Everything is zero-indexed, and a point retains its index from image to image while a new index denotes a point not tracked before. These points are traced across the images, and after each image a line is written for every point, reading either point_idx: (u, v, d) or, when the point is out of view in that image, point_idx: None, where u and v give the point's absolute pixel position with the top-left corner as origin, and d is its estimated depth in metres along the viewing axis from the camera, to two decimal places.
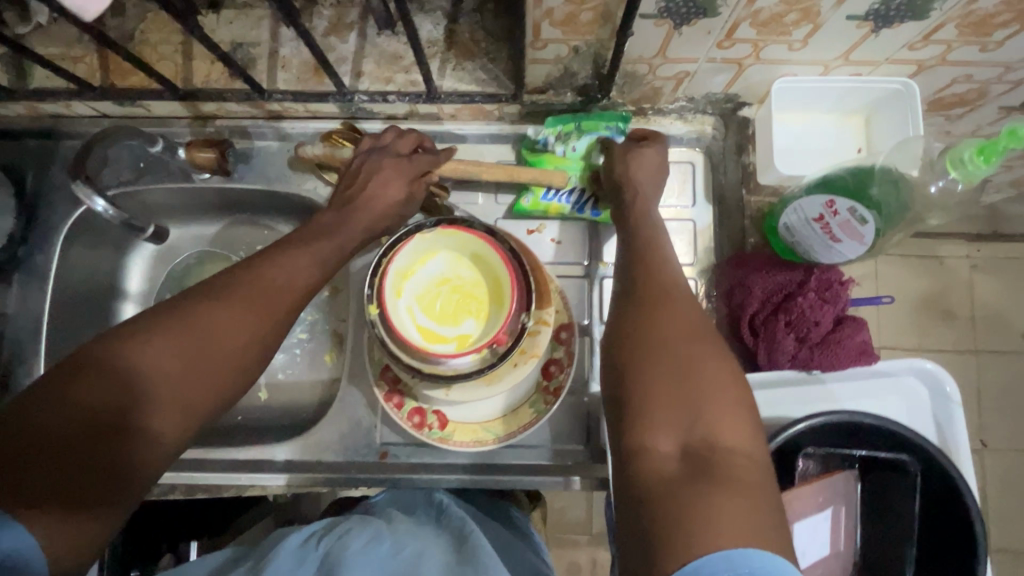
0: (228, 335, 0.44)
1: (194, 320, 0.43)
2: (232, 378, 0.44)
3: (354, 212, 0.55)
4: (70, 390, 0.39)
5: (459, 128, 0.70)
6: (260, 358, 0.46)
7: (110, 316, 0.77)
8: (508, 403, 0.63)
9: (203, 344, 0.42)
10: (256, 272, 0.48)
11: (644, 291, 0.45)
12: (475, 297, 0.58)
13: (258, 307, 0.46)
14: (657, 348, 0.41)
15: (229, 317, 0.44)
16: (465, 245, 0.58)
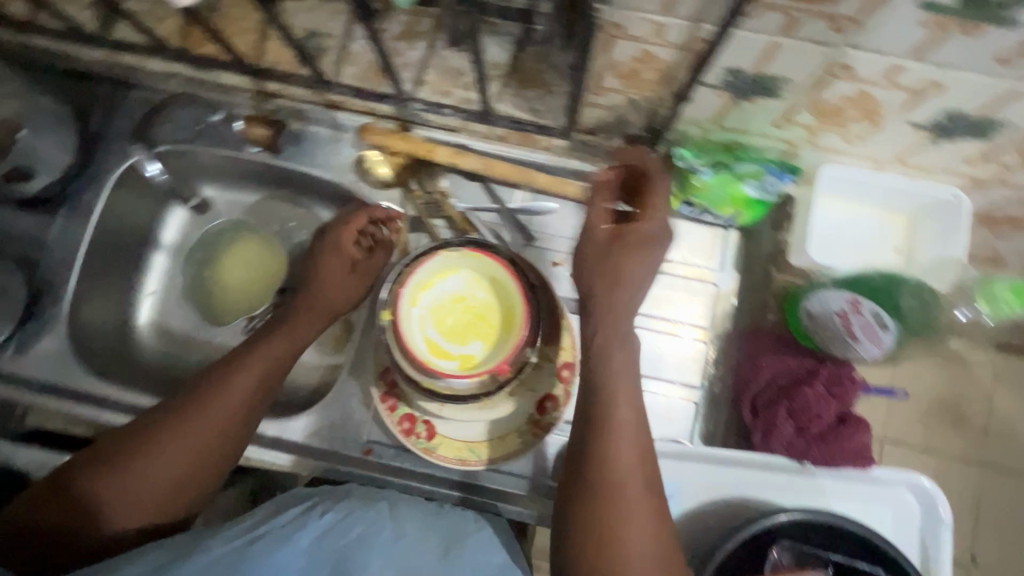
0: (220, 408, 0.57)
1: (177, 423, 0.56)
2: (223, 450, 0.57)
3: (306, 303, 0.65)
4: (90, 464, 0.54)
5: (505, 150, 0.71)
6: (225, 456, 0.57)
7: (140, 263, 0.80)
8: (496, 428, 0.64)
9: (176, 440, 0.55)
10: (220, 376, 0.59)
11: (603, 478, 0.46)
12: (485, 320, 0.59)
13: (216, 416, 0.56)
14: (599, 494, 0.46)
15: (224, 396, 0.57)
16: (486, 269, 0.59)
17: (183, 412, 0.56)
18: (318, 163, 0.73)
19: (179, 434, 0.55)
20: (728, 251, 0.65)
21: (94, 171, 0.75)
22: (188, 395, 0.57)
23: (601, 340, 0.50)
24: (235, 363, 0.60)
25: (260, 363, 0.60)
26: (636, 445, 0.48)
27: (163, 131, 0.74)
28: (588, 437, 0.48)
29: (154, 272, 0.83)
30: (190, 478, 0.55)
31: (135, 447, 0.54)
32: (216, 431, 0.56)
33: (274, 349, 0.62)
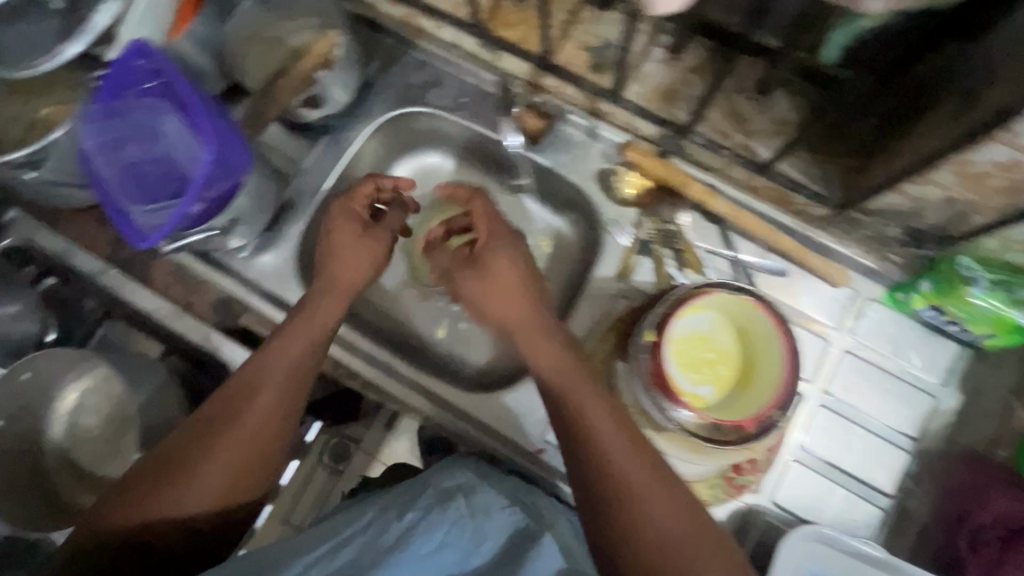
0: (259, 405, 0.56)
1: (216, 429, 0.54)
2: (274, 440, 0.56)
3: (325, 274, 0.65)
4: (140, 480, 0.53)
5: (752, 204, 0.71)
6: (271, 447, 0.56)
7: None
8: (692, 475, 0.61)
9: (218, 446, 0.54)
10: (250, 372, 0.57)
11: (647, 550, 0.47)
12: (721, 366, 0.58)
13: (256, 416, 0.55)
14: (615, 493, 0.49)
15: (263, 398, 0.56)
16: (741, 319, 0.59)
17: (226, 416, 0.55)
18: (565, 165, 0.75)
19: (226, 440, 0.54)
20: (948, 369, 0.68)
21: (359, 115, 0.80)
22: (226, 397, 0.56)
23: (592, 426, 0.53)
24: (268, 353, 0.59)
25: (304, 352, 0.60)
26: (655, 468, 0.50)
27: (431, 95, 0.80)
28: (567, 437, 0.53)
29: None
30: (249, 475, 0.55)
31: (193, 454, 0.54)
32: (257, 437, 0.55)
33: (298, 322, 0.61)
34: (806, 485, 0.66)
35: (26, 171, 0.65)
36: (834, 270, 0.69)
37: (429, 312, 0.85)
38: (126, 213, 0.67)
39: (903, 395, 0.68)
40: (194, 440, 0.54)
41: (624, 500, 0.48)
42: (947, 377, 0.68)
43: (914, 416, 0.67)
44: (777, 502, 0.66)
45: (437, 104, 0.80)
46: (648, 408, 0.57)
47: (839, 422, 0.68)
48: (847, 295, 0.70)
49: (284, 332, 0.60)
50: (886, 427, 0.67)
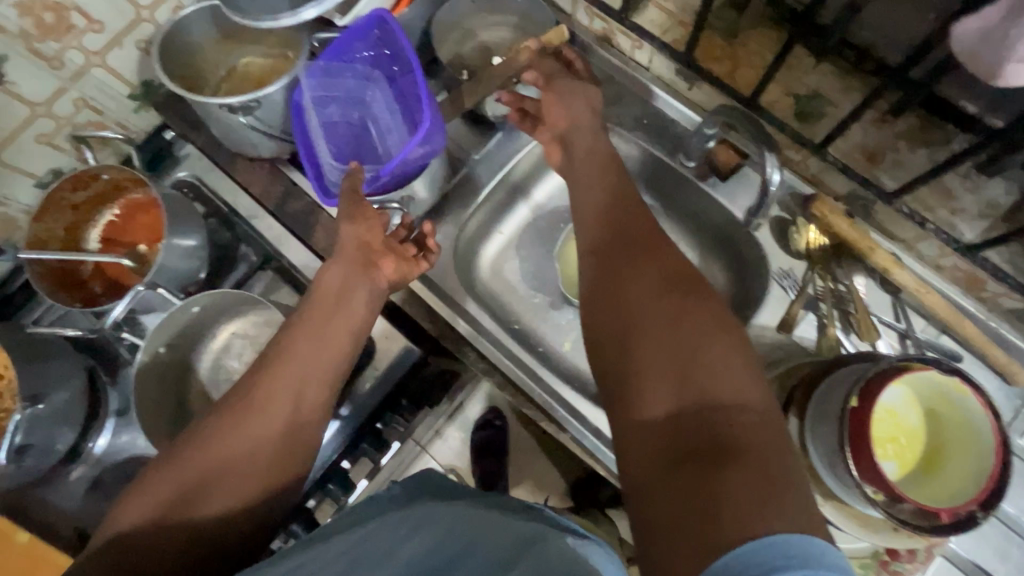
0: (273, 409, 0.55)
1: (236, 418, 0.55)
2: (296, 438, 0.56)
3: (338, 269, 0.65)
4: (155, 491, 0.50)
5: (937, 282, 0.68)
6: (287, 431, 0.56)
7: (512, 204, 0.88)
8: (846, 549, 0.59)
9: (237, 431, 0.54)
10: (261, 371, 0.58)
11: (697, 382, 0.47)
12: (908, 445, 0.56)
13: (281, 395, 0.56)
14: (670, 368, 0.48)
15: (273, 388, 0.56)
16: (947, 404, 0.55)
17: (225, 434, 0.53)
18: (740, 205, 0.75)
19: (234, 447, 0.53)
20: None
21: None
22: (230, 413, 0.55)
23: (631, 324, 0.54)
24: (286, 349, 0.59)
25: (320, 349, 0.60)
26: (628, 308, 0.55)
27: (612, 111, 0.80)
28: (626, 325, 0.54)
29: (514, 219, 0.88)
30: (263, 479, 0.53)
31: (197, 485, 0.51)
32: (276, 429, 0.55)
33: (323, 314, 0.62)
34: None
35: (237, 114, 0.68)
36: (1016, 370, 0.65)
37: (560, 322, 0.85)
38: (320, 166, 0.71)
39: None
40: (204, 443, 0.53)
41: (701, 407, 0.45)
42: None
43: None
44: None
45: (617, 121, 0.80)
46: (828, 473, 0.55)
47: (999, 529, 0.63)
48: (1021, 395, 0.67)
49: (291, 337, 0.60)
50: None
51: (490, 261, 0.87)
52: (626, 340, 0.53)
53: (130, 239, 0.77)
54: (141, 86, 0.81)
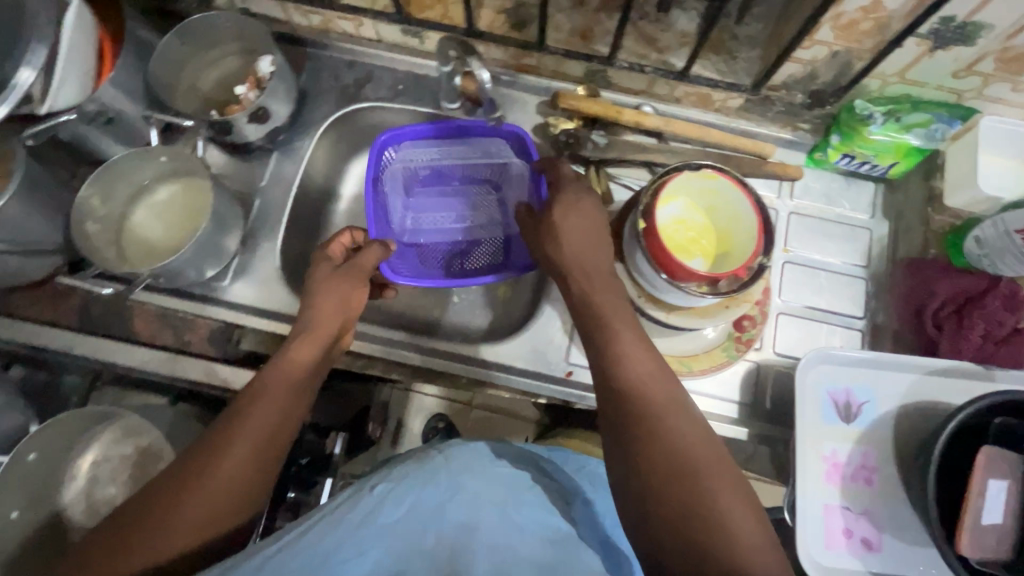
0: (242, 452, 0.52)
1: (208, 448, 0.52)
2: (245, 500, 0.52)
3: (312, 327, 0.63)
4: (144, 494, 0.51)
5: (681, 112, 0.81)
6: (252, 469, 0.53)
7: (324, 213, 0.88)
8: (703, 343, 0.71)
9: (206, 454, 0.52)
10: (247, 398, 0.56)
11: (648, 442, 0.47)
12: (704, 240, 0.66)
13: (247, 428, 0.54)
14: (676, 470, 0.45)
15: (241, 429, 0.54)
16: (709, 194, 0.66)
17: (204, 456, 0.52)
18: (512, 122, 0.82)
19: (197, 492, 0.50)
20: (876, 202, 0.80)
21: (304, 126, 0.83)
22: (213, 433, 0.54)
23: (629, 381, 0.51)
24: (256, 396, 0.56)
25: (285, 396, 0.57)
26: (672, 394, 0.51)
27: (366, 90, 0.83)
28: (637, 421, 0.49)
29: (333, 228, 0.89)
30: (228, 504, 0.51)
31: (167, 494, 0.49)
32: (242, 465, 0.52)
33: (289, 372, 0.59)
34: (800, 330, 0.76)
35: None
36: (763, 148, 0.79)
37: (424, 295, 0.87)
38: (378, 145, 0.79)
39: (847, 235, 0.79)
40: (185, 457, 0.53)
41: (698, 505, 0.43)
42: (874, 210, 0.80)
43: (859, 248, 0.79)
44: (778, 352, 0.75)
45: (376, 97, 0.83)
46: (656, 291, 0.64)
47: (804, 271, 0.78)
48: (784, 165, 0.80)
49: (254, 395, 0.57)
50: (841, 264, 0.78)
51: None
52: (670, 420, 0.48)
53: None
54: None
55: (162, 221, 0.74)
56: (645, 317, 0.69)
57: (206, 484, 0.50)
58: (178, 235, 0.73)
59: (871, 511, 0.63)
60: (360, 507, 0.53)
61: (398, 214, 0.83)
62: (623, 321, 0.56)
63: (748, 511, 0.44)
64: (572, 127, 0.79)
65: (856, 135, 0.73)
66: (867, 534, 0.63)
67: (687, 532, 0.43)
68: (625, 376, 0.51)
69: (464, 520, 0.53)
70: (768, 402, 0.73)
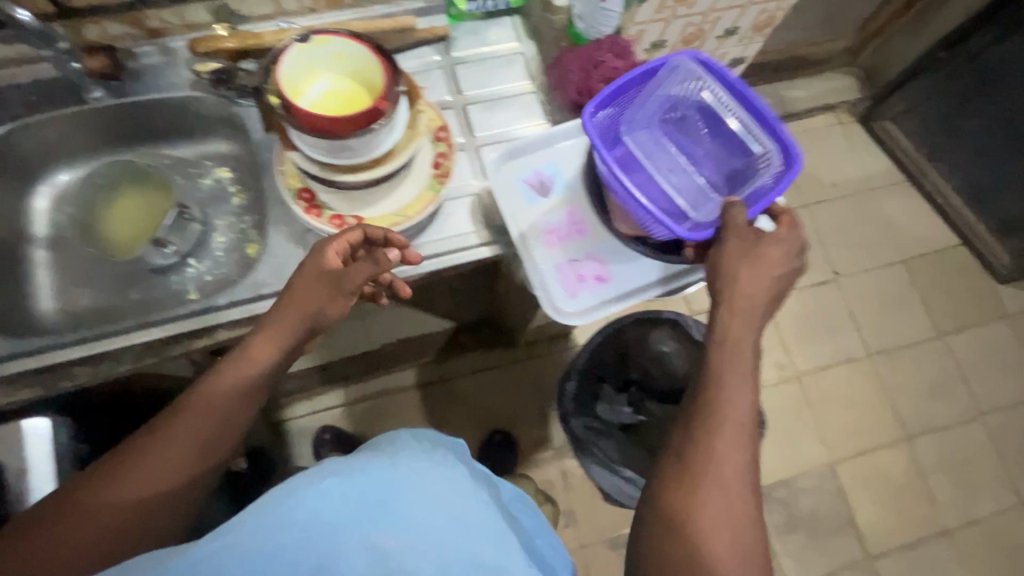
0: (129, 482, 0.55)
1: (106, 485, 0.54)
2: (130, 528, 0.54)
3: (232, 362, 0.62)
4: (40, 522, 0.52)
5: (320, 19, 0.86)
6: (148, 508, 0.55)
7: (21, 256, 0.81)
8: (412, 192, 0.76)
9: (99, 491, 0.54)
10: (161, 434, 0.58)
11: (689, 468, 0.56)
12: (355, 100, 0.71)
13: (150, 465, 0.56)
14: (689, 472, 0.56)
15: (146, 463, 0.56)
16: (338, 60, 0.71)
17: (99, 496, 0.54)
18: (165, 87, 0.82)
19: (74, 515, 0.52)
20: (518, 31, 0.92)
21: None
22: (105, 468, 0.56)
23: (727, 398, 0.58)
24: (160, 427, 0.58)
25: (199, 439, 0.59)
26: (734, 433, 0.57)
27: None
28: (697, 421, 0.58)
29: (39, 268, 0.82)
30: (113, 544, 0.53)
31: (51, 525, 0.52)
32: (135, 504, 0.55)
33: (206, 410, 0.60)
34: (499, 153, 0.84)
35: None
36: (403, 19, 0.86)
37: (169, 288, 0.84)
38: (657, 75, 0.73)
39: (506, 64, 0.89)
40: (85, 488, 0.54)
41: (695, 516, 0.55)
42: (518, 36, 0.91)
43: (520, 69, 0.89)
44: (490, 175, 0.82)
45: (11, 116, 0.79)
46: (328, 157, 0.68)
47: (481, 106, 0.86)
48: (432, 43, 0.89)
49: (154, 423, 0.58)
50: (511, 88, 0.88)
51: (57, 312, 0.81)
52: (699, 463, 0.56)
53: None
54: None
55: None
56: (344, 189, 0.73)
57: (97, 519, 0.53)
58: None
59: (594, 252, 0.74)
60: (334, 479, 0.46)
61: (682, 109, 0.75)
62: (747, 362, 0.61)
63: (715, 500, 0.55)
64: (218, 66, 0.80)
65: None
66: (596, 271, 0.74)
67: (680, 542, 0.54)
68: (724, 397, 0.58)
69: (434, 541, 0.43)
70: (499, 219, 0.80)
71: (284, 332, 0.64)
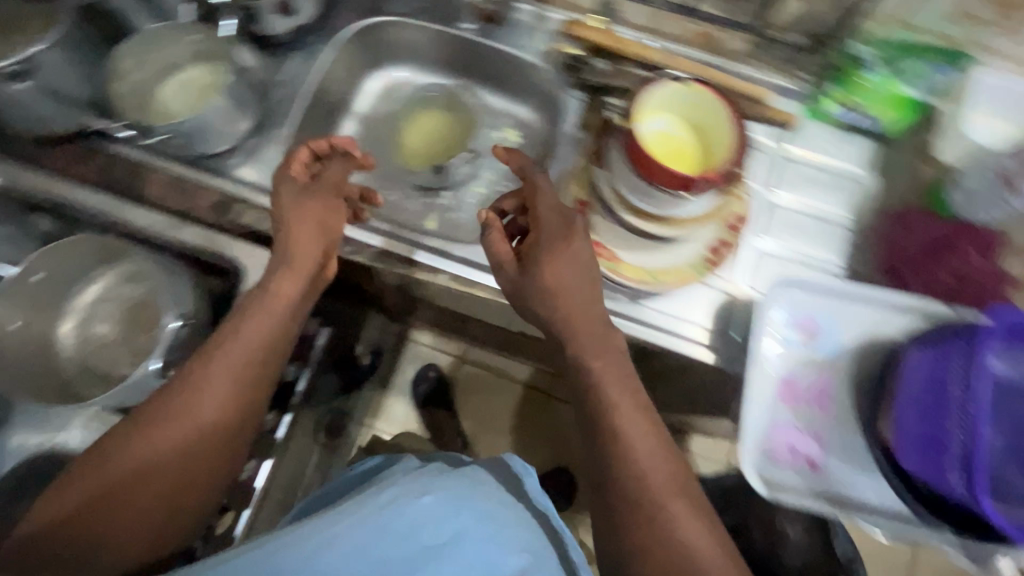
0: (197, 425, 0.61)
1: (192, 404, 0.61)
2: (199, 462, 0.62)
3: (288, 266, 0.67)
4: (132, 441, 0.59)
5: (687, 51, 0.83)
6: (222, 430, 0.63)
7: (335, 120, 0.93)
8: (677, 261, 0.71)
9: (188, 409, 0.61)
10: (205, 356, 0.63)
11: (638, 513, 0.60)
12: (685, 154, 0.68)
13: (185, 394, 0.61)
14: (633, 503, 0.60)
15: (213, 391, 0.62)
16: (693, 112, 0.68)
17: (180, 420, 0.60)
18: (519, 45, 0.86)
19: (161, 449, 0.60)
20: (870, 156, 0.81)
21: (329, 31, 0.88)
22: (189, 395, 0.61)
23: (648, 467, 0.61)
24: (187, 403, 0.61)
25: (220, 353, 0.63)
26: (680, 482, 0.62)
27: (391, 6, 0.88)
28: (601, 435, 0.63)
29: (342, 136, 0.94)
30: (203, 462, 0.62)
31: (147, 438, 0.59)
32: (217, 428, 0.62)
33: (225, 333, 0.64)
34: (772, 267, 0.77)
35: (17, 82, 0.68)
36: (762, 92, 0.80)
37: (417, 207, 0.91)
38: None
39: (836, 185, 0.81)
40: (168, 408, 0.61)
41: (644, 504, 0.60)
42: (867, 164, 0.81)
43: (846, 198, 0.80)
44: (754, 286, 0.76)
45: (398, 11, 0.88)
46: (629, 193, 0.68)
47: (785, 212, 0.79)
48: (779, 126, 0.81)
49: (173, 389, 0.62)
50: (828, 212, 0.80)
51: None
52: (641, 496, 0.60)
53: None
54: None
55: (183, 97, 0.79)
56: (620, 226, 0.72)
57: (186, 439, 0.61)
58: (186, 107, 0.79)
59: (820, 434, 0.65)
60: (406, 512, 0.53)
61: None
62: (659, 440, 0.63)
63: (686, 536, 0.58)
64: (579, 53, 0.82)
65: (851, 82, 0.77)
66: (810, 452, 0.64)
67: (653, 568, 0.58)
68: (635, 469, 0.61)
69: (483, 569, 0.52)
70: (736, 334, 0.74)
71: (316, 253, 0.69)
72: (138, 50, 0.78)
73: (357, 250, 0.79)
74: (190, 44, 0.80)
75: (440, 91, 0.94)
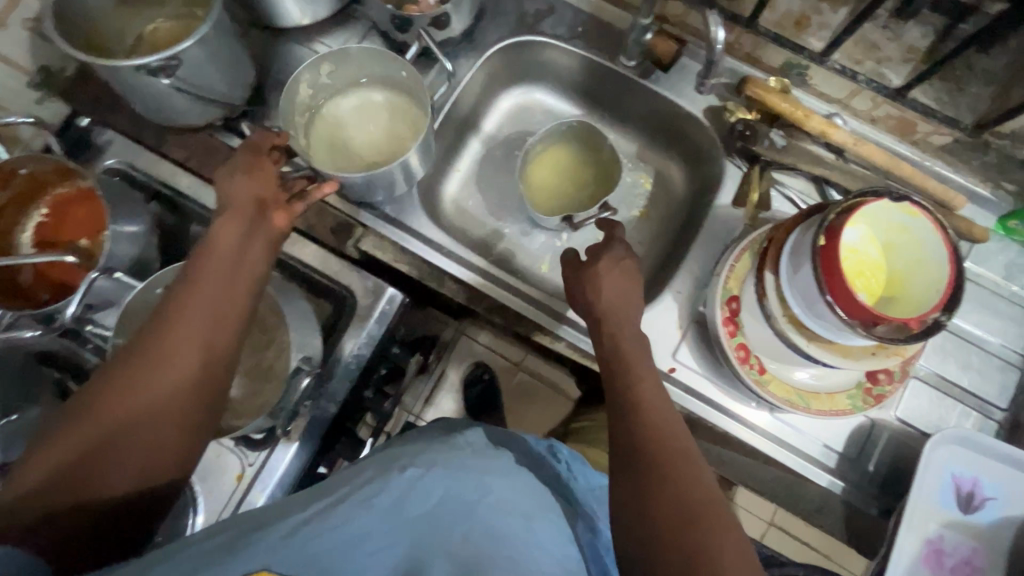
0: (189, 331, 0.51)
1: (187, 302, 0.52)
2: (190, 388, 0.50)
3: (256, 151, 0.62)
4: (128, 360, 0.49)
5: (872, 134, 0.74)
6: (221, 344, 0.52)
7: (462, 138, 0.87)
8: (831, 385, 0.65)
9: (187, 313, 0.51)
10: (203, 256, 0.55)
11: (643, 477, 0.49)
12: (874, 276, 0.60)
13: (204, 292, 0.53)
14: (682, 515, 0.46)
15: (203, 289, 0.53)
16: (894, 230, 0.59)
17: (173, 329, 0.50)
18: (683, 94, 0.77)
19: (153, 364, 0.49)
20: None
21: (473, 43, 0.80)
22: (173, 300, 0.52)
23: (631, 404, 0.54)
24: (181, 312, 0.51)
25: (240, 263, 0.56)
26: (667, 440, 0.51)
27: (545, 24, 0.80)
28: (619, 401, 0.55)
29: (465, 155, 0.88)
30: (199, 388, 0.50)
31: (141, 351, 0.49)
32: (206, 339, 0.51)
33: (238, 226, 0.57)
34: (927, 401, 0.69)
35: (159, 77, 0.63)
36: (954, 198, 0.71)
37: (533, 246, 0.85)
38: None
39: (1018, 318, 0.71)
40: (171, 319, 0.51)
41: (650, 456, 0.50)
42: None
43: None
44: (899, 417, 0.69)
45: (552, 33, 0.80)
46: (806, 311, 0.59)
47: (955, 342, 0.71)
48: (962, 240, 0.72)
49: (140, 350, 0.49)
50: (1001, 347, 0.71)
51: (451, 200, 0.87)
52: (656, 471, 0.49)
53: (67, 238, 0.72)
54: (39, 73, 0.77)
55: (359, 120, 0.77)
56: (776, 338, 0.64)
57: (184, 351, 0.50)
58: (398, 152, 0.75)
59: None
60: (392, 489, 0.47)
61: None
62: (665, 414, 0.54)
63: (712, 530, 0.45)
64: (750, 119, 0.73)
65: None
66: None
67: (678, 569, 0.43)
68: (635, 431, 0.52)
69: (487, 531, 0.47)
70: (871, 464, 0.68)
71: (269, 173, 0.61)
72: (329, 116, 0.77)
73: (474, 296, 0.75)
74: (360, 67, 0.75)
75: (578, 123, 0.82)
